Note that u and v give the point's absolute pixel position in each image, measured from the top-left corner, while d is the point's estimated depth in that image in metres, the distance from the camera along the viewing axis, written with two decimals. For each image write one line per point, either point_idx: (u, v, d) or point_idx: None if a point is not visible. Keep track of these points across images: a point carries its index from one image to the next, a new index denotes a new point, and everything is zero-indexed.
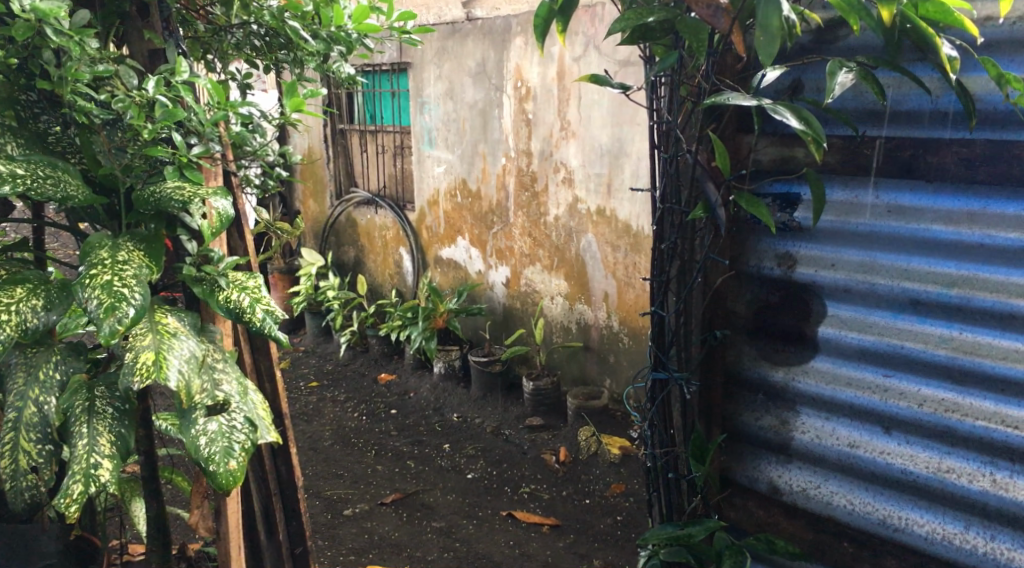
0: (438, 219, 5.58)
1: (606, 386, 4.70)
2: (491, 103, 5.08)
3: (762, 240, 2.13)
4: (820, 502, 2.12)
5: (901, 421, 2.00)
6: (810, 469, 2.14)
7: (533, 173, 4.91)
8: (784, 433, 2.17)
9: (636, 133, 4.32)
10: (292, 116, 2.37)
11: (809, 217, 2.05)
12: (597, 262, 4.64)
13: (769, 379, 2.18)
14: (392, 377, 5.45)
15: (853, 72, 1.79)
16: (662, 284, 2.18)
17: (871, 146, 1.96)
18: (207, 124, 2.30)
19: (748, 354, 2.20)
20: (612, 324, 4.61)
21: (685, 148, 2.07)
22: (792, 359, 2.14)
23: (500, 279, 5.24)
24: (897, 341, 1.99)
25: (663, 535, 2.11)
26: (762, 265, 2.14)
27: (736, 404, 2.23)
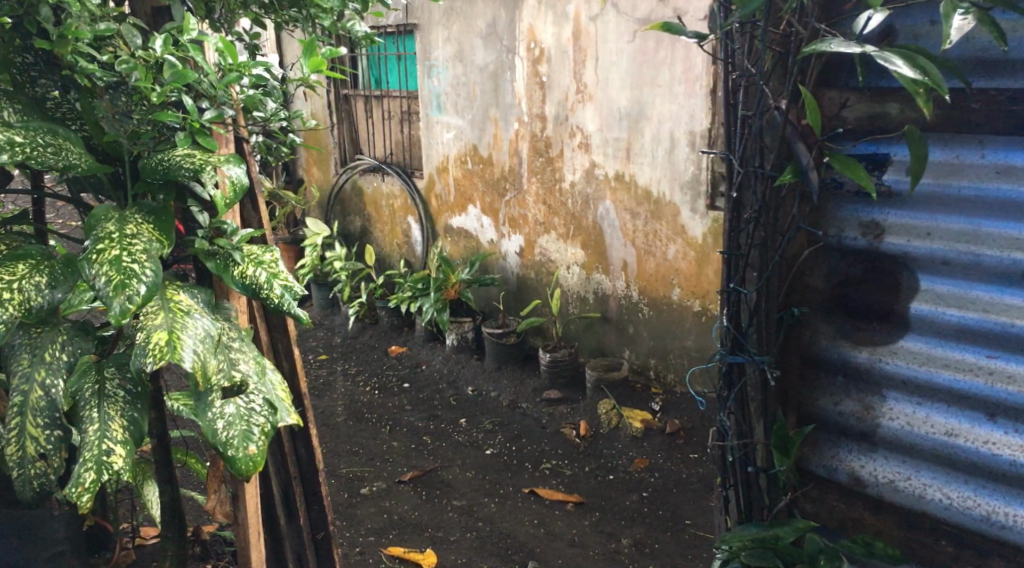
0: (448, 186, 5.42)
1: (625, 357, 4.57)
2: (503, 66, 4.90)
3: (844, 208, 1.98)
4: (911, 496, 1.97)
5: (1008, 407, 1.85)
6: (900, 460, 1.98)
7: (547, 138, 4.75)
8: (869, 420, 2.01)
9: (657, 95, 4.15)
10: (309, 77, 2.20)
11: (902, 179, 1.90)
12: (616, 229, 4.49)
13: (852, 361, 2.01)
14: (403, 349, 5.32)
15: (970, 14, 1.61)
16: (743, 258, 2.03)
17: (981, 99, 1.79)
18: (219, 87, 2.14)
19: (824, 334, 2.04)
20: (632, 294, 4.48)
21: (772, 103, 1.88)
22: (877, 339, 1.98)
23: (513, 248, 5.09)
24: (1005, 318, 1.84)
25: (747, 537, 2.00)
26: (844, 234, 1.98)
27: (812, 388, 2.07)
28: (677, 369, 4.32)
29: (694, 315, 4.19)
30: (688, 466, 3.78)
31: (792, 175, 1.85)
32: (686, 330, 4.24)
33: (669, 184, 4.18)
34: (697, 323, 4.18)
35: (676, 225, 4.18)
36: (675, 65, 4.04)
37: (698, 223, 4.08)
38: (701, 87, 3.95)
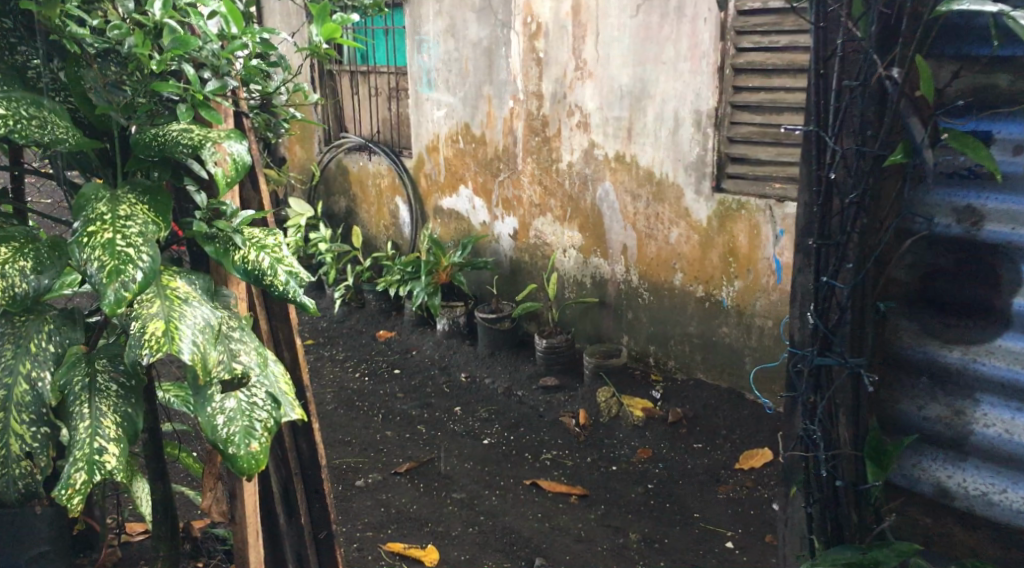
0: (438, 166, 5.25)
1: (623, 343, 4.46)
2: (498, 41, 4.73)
3: (934, 190, 1.73)
4: (1009, 511, 1.71)
5: None
6: (994, 470, 1.73)
7: (544, 117, 4.60)
8: (959, 426, 1.76)
9: (661, 72, 4.00)
10: (321, 47, 2.08)
11: (1010, 158, 1.67)
12: (615, 212, 4.36)
13: (941, 360, 1.77)
14: (391, 334, 5.16)
15: None
16: (836, 249, 1.69)
17: None
18: (222, 56, 1.99)
19: (907, 330, 1.80)
20: (631, 278, 4.36)
21: (881, 71, 1.59)
22: (972, 336, 1.74)
23: (506, 231, 4.94)
24: None
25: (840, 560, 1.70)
26: (935, 221, 1.74)
27: (891, 391, 1.82)
28: (678, 356, 4.21)
29: (696, 300, 4.08)
30: (692, 457, 3.68)
31: (904, 156, 1.58)
32: (688, 316, 4.13)
33: (673, 165, 4.05)
34: (700, 309, 4.07)
35: (679, 207, 4.06)
36: (680, 42, 3.90)
37: (703, 206, 3.96)
38: (708, 64, 3.82)
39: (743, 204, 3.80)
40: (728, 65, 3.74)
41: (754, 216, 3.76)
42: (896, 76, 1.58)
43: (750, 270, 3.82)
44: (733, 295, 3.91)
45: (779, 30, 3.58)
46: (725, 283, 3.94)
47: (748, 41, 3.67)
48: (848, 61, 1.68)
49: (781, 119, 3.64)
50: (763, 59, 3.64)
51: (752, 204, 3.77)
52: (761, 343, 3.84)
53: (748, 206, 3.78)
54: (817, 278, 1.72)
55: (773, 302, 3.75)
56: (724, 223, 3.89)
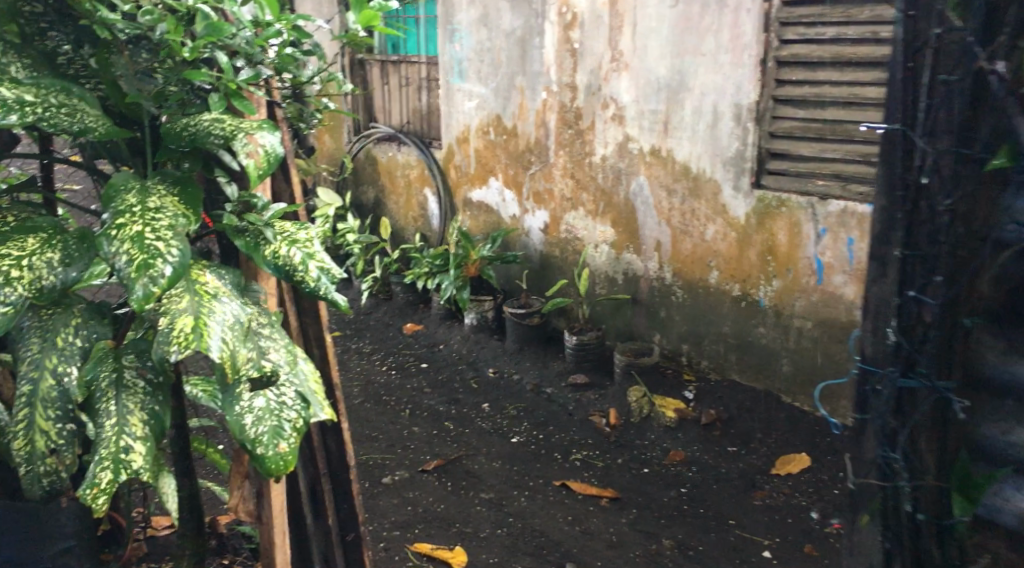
0: (468, 157, 5.17)
1: (655, 341, 4.37)
2: (532, 31, 4.65)
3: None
4: None
5: None
6: None
7: (578, 109, 4.51)
8: None
9: (700, 64, 3.90)
10: (359, 36, 2.03)
11: None
12: (649, 207, 4.26)
13: None
14: (419, 327, 5.10)
15: None
16: (923, 263, 1.45)
17: None
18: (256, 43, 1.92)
19: (992, 348, 1.50)
20: (665, 275, 4.27)
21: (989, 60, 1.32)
22: None
23: (537, 224, 4.86)
24: None
25: None
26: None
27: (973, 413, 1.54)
28: (712, 356, 4.12)
29: (732, 299, 3.98)
30: (726, 461, 3.59)
31: (1008, 160, 1.32)
32: (723, 315, 4.04)
33: (710, 160, 3.95)
34: (736, 308, 3.98)
35: (716, 203, 3.96)
36: (721, 33, 3.80)
37: (742, 203, 3.86)
38: (750, 56, 3.71)
39: (783, 201, 3.69)
40: (771, 57, 3.64)
41: (795, 214, 3.66)
42: (1002, 69, 1.29)
43: (790, 270, 3.72)
44: (771, 295, 3.81)
45: (825, 21, 3.48)
46: (763, 282, 3.84)
47: (793, 33, 3.57)
48: (941, 54, 1.37)
49: (825, 113, 3.53)
50: (808, 51, 3.54)
51: (793, 202, 3.66)
52: (798, 345, 3.74)
53: (789, 203, 3.67)
54: (902, 295, 1.47)
55: (813, 303, 3.66)
56: (763, 221, 3.79)
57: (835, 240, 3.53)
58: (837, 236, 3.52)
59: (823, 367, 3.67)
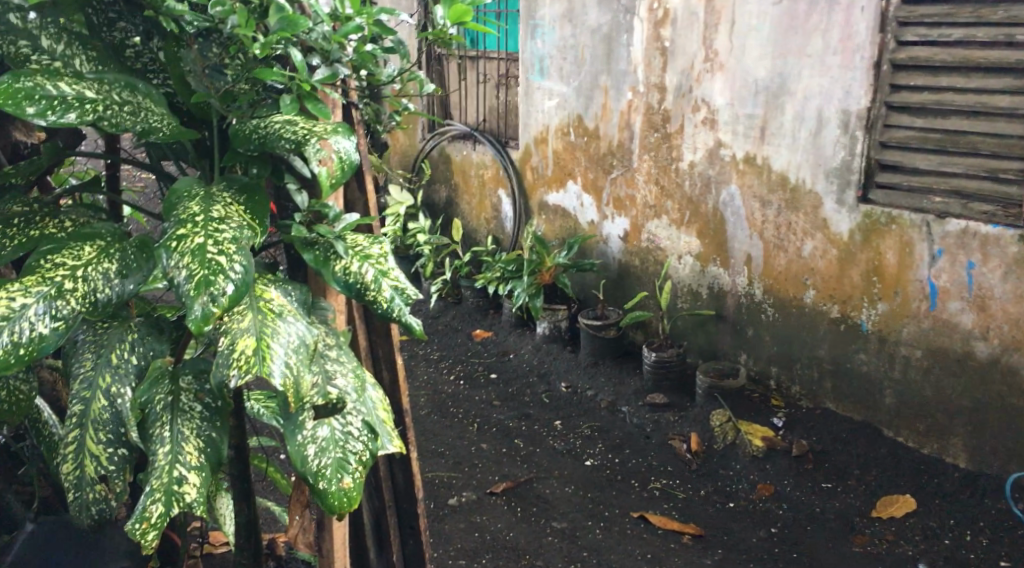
0: (546, 159, 4.95)
1: (741, 362, 4.09)
2: (619, 28, 4.41)
3: None
4: None
5: None
6: None
7: (665, 111, 4.26)
8: None
9: (805, 66, 3.65)
10: (448, 31, 1.82)
11: None
12: (741, 219, 4.00)
13: None
14: (488, 334, 4.90)
15: None
16: None
17: None
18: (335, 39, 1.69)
19: None
20: (754, 292, 3.99)
21: None
22: None
23: (616, 231, 4.61)
24: None
25: None
26: None
27: None
28: (804, 381, 3.84)
29: (830, 321, 3.71)
30: (821, 499, 3.32)
31: None
32: (819, 338, 3.76)
33: (811, 170, 3.69)
34: (833, 330, 3.70)
35: (816, 218, 3.70)
36: (830, 32, 3.53)
37: (845, 217, 3.59)
38: (862, 59, 3.45)
39: (894, 217, 3.42)
40: (886, 60, 3.38)
41: (906, 232, 3.39)
42: None
43: (898, 292, 3.44)
44: (875, 319, 3.54)
45: (951, 22, 3.21)
46: (866, 305, 3.56)
47: (913, 34, 3.31)
48: None
49: (946, 124, 3.26)
50: (930, 54, 3.27)
51: (904, 218, 3.39)
52: (904, 375, 3.46)
53: (900, 220, 3.40)
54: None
55: (924, 330, 3.37)
56: (869, 238, 3.52)
57: (953, 263, 3.25)
58: (955, 259, 3.24)
59: (932, 400, 3.38)
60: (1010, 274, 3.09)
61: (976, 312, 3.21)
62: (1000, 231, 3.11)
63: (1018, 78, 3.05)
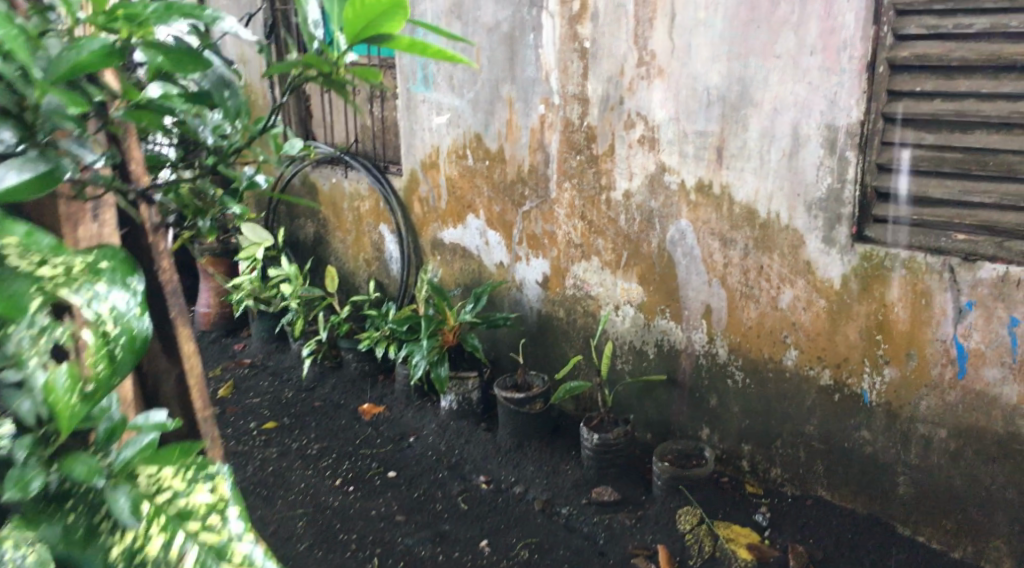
0: (437, 188, 4.00)
1: (703, 438, 3.31)
2: (523, 25, 3.54)
3: None
4: None
5: None
6: None
7: (589, 129, 3.43)
8: None
9: (772, 69, 2.90)
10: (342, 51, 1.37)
11: None
12: (696, 261, 3.22)
13: None
14: (379, 409, 3.80)
15: None
16: None
17: None
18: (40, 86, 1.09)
19: None
20: (717, 351, 3.21)
21: None
22: None
23: (533, 275, 3.74)
24: None
25: None
26: None
27: None
28: (787, 463, 3.09)
29: (819, 390, 2.97)
30: None
31: None
32: (806, 411, 3.01)
33: (786, 202, 2.95)
34: (824, 401, 2.96)
35: (796, 261, 2.96)
36: (805, 26, 2.80)
37: (836, 260, 2.87)
38: (852, 59, 2.72)
39: (903, 260, 2.72)
40: (882, 59, 2.67)
41: (920, 279, 2.69)
42: None
43: (912, 355, 2.74)
44: (881, 390, 2.82)
45: (971, 8, 2.50)
46: (867, 370, 2.85)
47: (918, 25, 2.60)
48: None
49: (966, 139, 2.57)
50: (942, 49, 2.57)
51: (917, 262, 2.70)
52: (922, 460, 2.77)
53: (911, 264, 2.71)
54: None
55: (948, 405, 2.69)
56: (868, 287, 2.81)
57: (988, 320, 2.58)
58: (991, 315, 2.57)
59: (964, 492, 2.70)
60: None
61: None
62: None
63: None
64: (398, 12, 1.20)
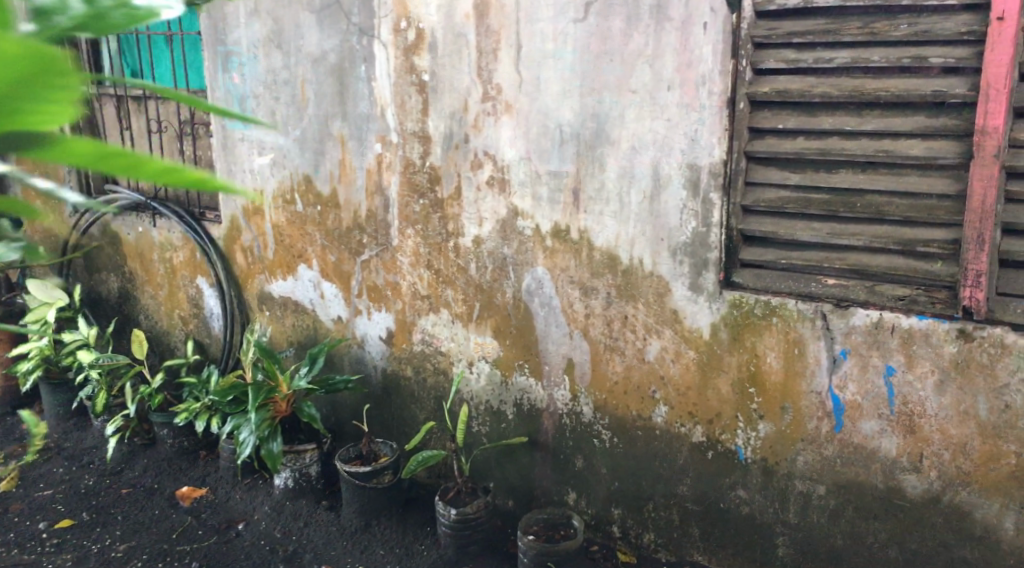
0: (262, 236, 3.56)
1: (570, 504, 3.04)
2: (353, 55, 3.20)
3: None
4: None
5: None
6: None
7: (432, 169, 3.13)
8: None
9: (628, 104, 2.69)
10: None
11: None
12: (555, 311, 2.96)
13: None
14: (200, 493, 3.30)
15: None
16: None
17: None
18: None
19: None
20: (581, 409, 2.96)
21: None
22: None
23: (375, 331, 3.37)
24: None
25: None
26: None
27: None
28: (660, 527, 2.87)
29: (691, 447, 2.77)
30: None
31: None
32: (678, 470, 2.80)
33: (649, 247, 2.74)
34: (697, 460, 2.76)
35: (662, 310, 2.75)
36: (661, 59, 2.61)
37: (704, 308, 2.68)
38: (711, 95, 2.55)
39: (774, 307, 2.56)
40: (743, 95, 2.50)
41: (792, 327, 2.54)
42: None
43: (787, 409, 2.58)
44: (757, 446, 2.64)
45: (831, 41, 2.36)
46: (741, 425, 2.66)
47: (777, 59, 2.44)
48: None
49: (833, 179, 2.43)
50: (803, 85, 2.42)
51: (788, 309, 2.54)
52: (802, 519, 2.61)
53: (783, 311, 2.54)
54: None
55: (827, 460, 2.54)
56: (738, 337, 2.63)
57: (863, 369, 2.45)
58: (866, 364, 2.44)
59: (846, 550, 2.55)
60: (946, 384, 2.33)
61: (903, 435, 2.42)
62: (930, 325, 2.33)
63: (930, 116, 2.27)
64: (59, 85, 0.28)
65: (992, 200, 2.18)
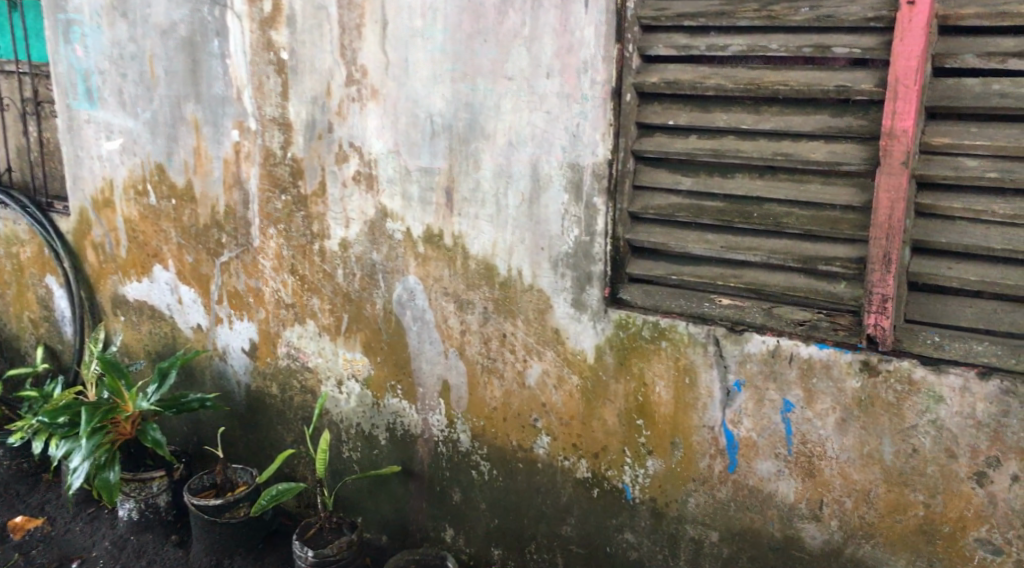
0: (115, 232, 3.16)
1: (446, 540, 2.72)
2: (205, 28, 2.79)
3: None
4: None
5: None
6: None
7: (294, 162, 2.74)
8: None
9: (503, 93, 2.33)
10: None
11: None
12: (428, 326, 2.61)
13: None
14: (35, 524, 2.95)
15: None
16: None
17: None
18: None
19: None
20: (457, 436, 2.63)
21: None
22: None
23: (237, 342, 3.00)
24: None
25: None
26: None
27: None
28: None
29: (575, 483, 2.45)
30: None
31: None
32: (561, 508, 2.49)
33: (528, 257, 2.40)
34: (581, 497, 2.45)
35: (543, 329, 2.42)
36: (538, 41, 2.25)
37: (588, 328, 2.35)
38: (594, 84, 2.20)
39: (663, 330, 2.23)
40: (628, 85, 2.16)
41: (682, 353, 2.21)
42: None
43: (678, 444, 2.27)
44: (645, 485, 2.33)
45: (726, 26, 2.03)
46: (628, 462, 2.35)
47: (666, 45, 2.10)
48: None
49: (727, 185, 2.10)
50: (695, 76, 2.09)
51: (678, 332, 2.21)
52: None
53: (672, 334, 2.22)
54: None
55: (720, 504, 2.24)
56: (624, 362, 2.31)
57: (759, 404, 2.14)
58: (762, 398, 2.14)
59: None
60: (849, 422, 2.04)
61: (801, 478, 2.12)
62: (831, 355, 2.03)
63: (834, 115, 1.96)
64: None
65: (901, 215, 1.88)
